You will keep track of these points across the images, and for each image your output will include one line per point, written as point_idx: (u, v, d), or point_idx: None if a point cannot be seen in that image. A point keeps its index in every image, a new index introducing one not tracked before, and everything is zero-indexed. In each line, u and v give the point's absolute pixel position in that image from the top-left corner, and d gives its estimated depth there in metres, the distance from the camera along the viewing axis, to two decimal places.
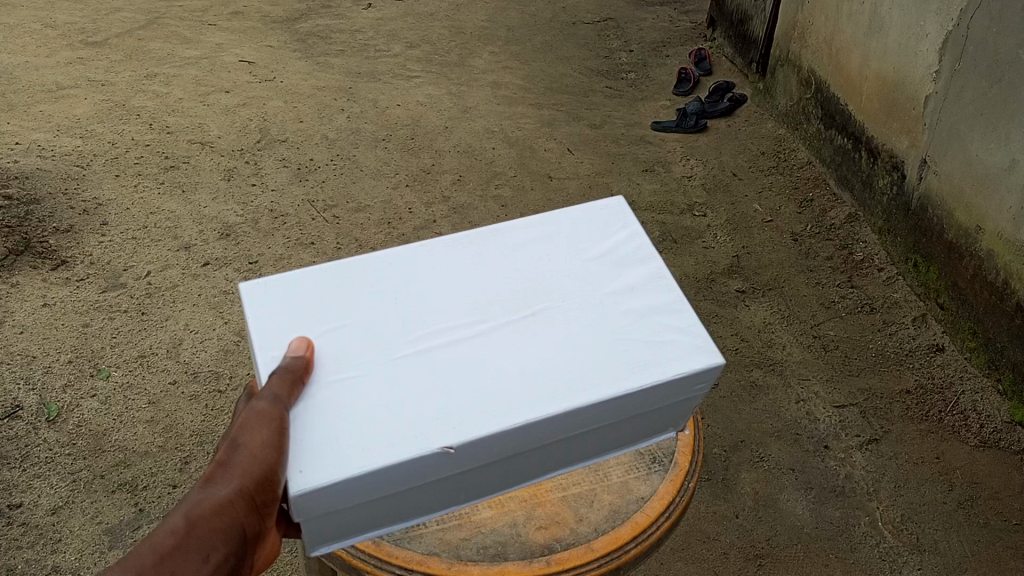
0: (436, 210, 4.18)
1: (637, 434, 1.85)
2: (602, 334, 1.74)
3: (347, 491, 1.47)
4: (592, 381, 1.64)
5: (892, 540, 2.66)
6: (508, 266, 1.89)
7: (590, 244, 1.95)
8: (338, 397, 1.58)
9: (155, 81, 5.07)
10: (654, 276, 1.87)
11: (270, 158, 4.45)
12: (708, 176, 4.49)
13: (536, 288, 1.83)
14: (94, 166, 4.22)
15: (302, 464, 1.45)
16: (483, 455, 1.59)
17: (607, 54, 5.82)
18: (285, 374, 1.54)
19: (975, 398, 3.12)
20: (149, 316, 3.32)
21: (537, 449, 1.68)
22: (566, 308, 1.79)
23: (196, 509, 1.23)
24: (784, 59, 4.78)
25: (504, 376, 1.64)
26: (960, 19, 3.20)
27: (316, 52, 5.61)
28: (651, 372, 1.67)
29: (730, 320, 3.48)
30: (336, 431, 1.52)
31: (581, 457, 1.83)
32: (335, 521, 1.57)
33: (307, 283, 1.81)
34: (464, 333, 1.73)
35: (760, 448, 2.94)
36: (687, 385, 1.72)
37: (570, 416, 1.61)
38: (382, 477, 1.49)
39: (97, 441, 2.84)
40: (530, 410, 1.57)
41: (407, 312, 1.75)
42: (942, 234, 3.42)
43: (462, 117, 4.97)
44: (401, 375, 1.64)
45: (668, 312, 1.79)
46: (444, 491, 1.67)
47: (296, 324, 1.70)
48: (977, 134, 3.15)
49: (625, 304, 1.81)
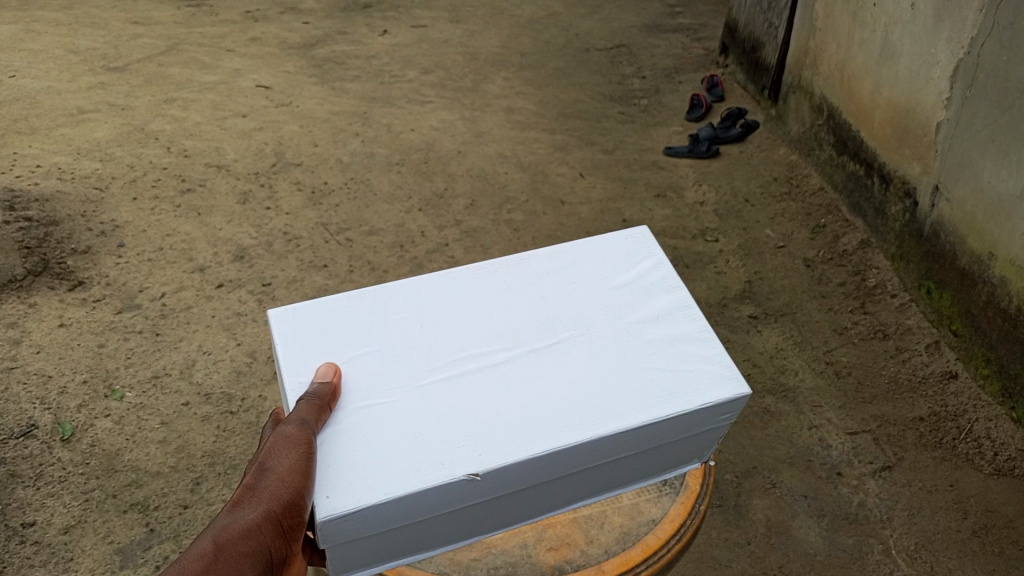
0: (449, 233, 4.22)
1: (664, 464, 1.86)
2: (628, 363, 1.75)
3: (373, 517, 1.49)
4: (618, 410, 1.65)
5: (907, 569, 2.62)
6: (533, 294, 1.91)
7: (615, 273, 1.97)
8: (365, 424, 1.60)
9: (173, 106, 5.16)
10: (679, 305, 1.88)
11: (284, 182, 4.50)
12: (720, 202, 4.50)
13: (561, 316, 1.85)
14: (112, 189, 4.29)
15: (329, 490, 1.48)
16: (508, 483, 1.60)
17: (619, 80, 5.88)
18: (314, 400, 1.57)
19: (989, 426, 3.07)
20: (163, 337, 3.35)
21: (563, 478, 1.69)
22: (592, 338, 1.81)
23: (225, 533, 1.27)
24: (796, 86, 4.81)
25: (530, 404, 1.66)
26: (971, 47, 3.21)
27: (332, 77, 5.69)
28: (677, 401, 1.67)
29: (743, 345, 3.48)
30: (363, 456, 1.54)
31: (605, 486, 1.83)
32: (359, 548, 1.58)
33: (334, 309, 1.83)
34: (489, 361, 1.75)
35: (773, 474, 2.92)
36: (714, 415, 1.72)
37: (595, 446, 1.62)
38: (409, 504, 1.51)
39: (109, 461, 2.86)
40: (556, 438, 1.59)
41: (433, 340, 1.78)
42: (955, 260, 3.40)
43: (475, 142, 5.02)
44: (427, 401, 1.66)
45: (694, 341, 1.80)
46: (468, 521, 1.68)
47: (323, 349, 1.73)
48: (989, 161, 3.15)
49: (651, 333, 1.82)
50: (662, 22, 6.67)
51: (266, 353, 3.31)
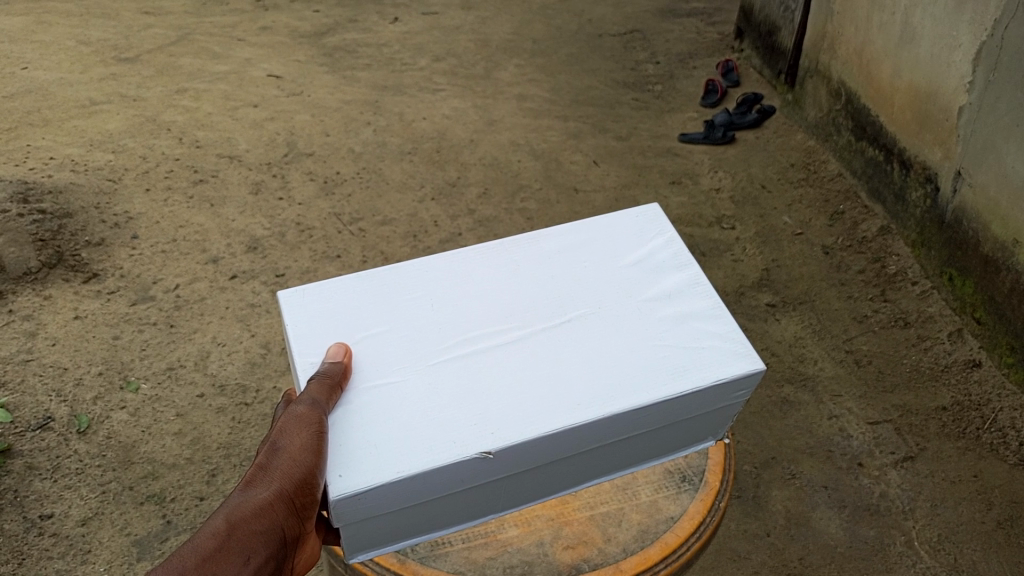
0: (463, 222, 4.19)
1: (677, 442, 1.83)
2: (640, 340, 1.72)
3: (386, 496, 1.47)
4: (630, 387, 1.62)
5: (929, 561, 2.58)
6: (544, 273, 1.87)
7: (627, 251, 1.94)
8: (377, 403, 1.58)
9: (185, 96, 5.15)
10: (691, 282, 1.85)
11: (297, 171, 4.48)
12: (736, 188, 4.44)
13: (571, 293, 1.82)
14: (125, 180, 4.28)
15: (342, 469, 1.45)
16: (521, 461, 1.58)
17: (633, 65, 5.82)
18: (321, 378, 1.55)
19: (1013, 415, 3.01)
20: (177, 329, 3.34)
21: (575, 457, 1.66)
22: (604, 316, 1.77)
23: (237, 513, 1.26)
24: (813, 70, 4.74)
25: (540, 381, 1.63)
26: (995, 29, 3.14)
27: (343, 66, 5.66)
28: (690, 377, 1.64)
29: (761, 334, 3.44)
30: (372, 435, 1.52)
31: (617, 466, 1.81)
32: (372, 529, 1.56)
33: (346, 289, 1.81)
34: (500, 339, 1.72)
35: (792, 465, 2.88)
36: (728, 391, 1.69)
37: (607, 424, 1.59)
38: (421, 483, 1.48)
39: (126, 452, 2.86)
40: (568, 415, 1.56)
41: (444, 319, 1.75)
42: (978, 247, 3.34)
43: (488, 130, 4.98)
44: (438, 380, 1.63)
45: (707, 318, 1.77)
46: (479, 500, 1.66)
47: (333, 329, 1.71)
48: (1013, 146, 3.08)
49: (663, 310, 1.79)
50: (676, 7, 6.59)
51: (280, 345, 3.29)
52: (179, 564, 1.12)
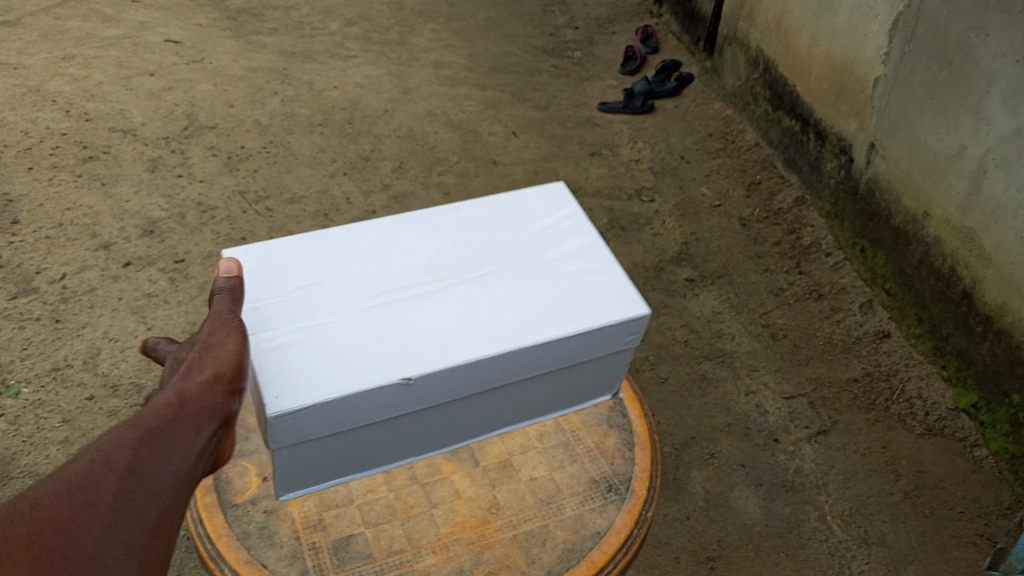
0: (376, 200, 4.01)
1: (575, 386, 1.99)
2: (544, 290, 1.84)
3: (315, 417, 1.62)
4: (534, 328, 1.76)
5: (841, 535, 2.62)
6: (463, 231, 1.98)
7: (538, 215, 2.04)
8: (308, 344, 1.69)
9: (73, 63, 4.80)
10: (594, 245, 1.96)
11: (197, 146, 4.22)
12: (655, 159, 4.40)
13: (483, 247, 1.94)
14: (4, 159, 3.94)
15: (276, 392, 1.60)
16: (435, 392, 1.71)
17: (552, 30, 5.70)
18: (234, 297, 1.68)
19: (920, 385, 3.08)
20: (64, 324, 3.10)
21: (482, 393, 1.80)
22: (515, 270, 1.89)
23: (130, 422, 1.35)
24: (731, 38, 4.71)
25: (455, 323, 1.76)
26: (911, 1, 3.13)
27: (247, 30, 5.36)
28: (585, 322, 1.78)
29: (680, 310, 3.39)
30: (303, 369, 1.64)
31: (523, 404, 1.95)
32: (298, 451, 1.71)
33: (281, 245, 1.89)
34: (422, 287, 1.83)
35: (710, 445, 2.86)
36: (619, 335, 1.84)
37: (506, 363, 1.73)
38: (345, 407, 1.63)
39: (3, 468, 2.64)
40: (475, 351, 1.70)
41: (369, 272, 1.86)
42: (890, 219, 3.38)
43: (402, 100, 4.79)
44: (356, 322, 1.74)
45: (604, 273, 1.89)
46: (395, 432, 1.80)
47: (269, 282, 1.81)
48: (926, 118, 3.10)
49: (567, 265, 1.91)
50: None
51: (180, 337, 3.09)
52: (67, 469, 1.20)
